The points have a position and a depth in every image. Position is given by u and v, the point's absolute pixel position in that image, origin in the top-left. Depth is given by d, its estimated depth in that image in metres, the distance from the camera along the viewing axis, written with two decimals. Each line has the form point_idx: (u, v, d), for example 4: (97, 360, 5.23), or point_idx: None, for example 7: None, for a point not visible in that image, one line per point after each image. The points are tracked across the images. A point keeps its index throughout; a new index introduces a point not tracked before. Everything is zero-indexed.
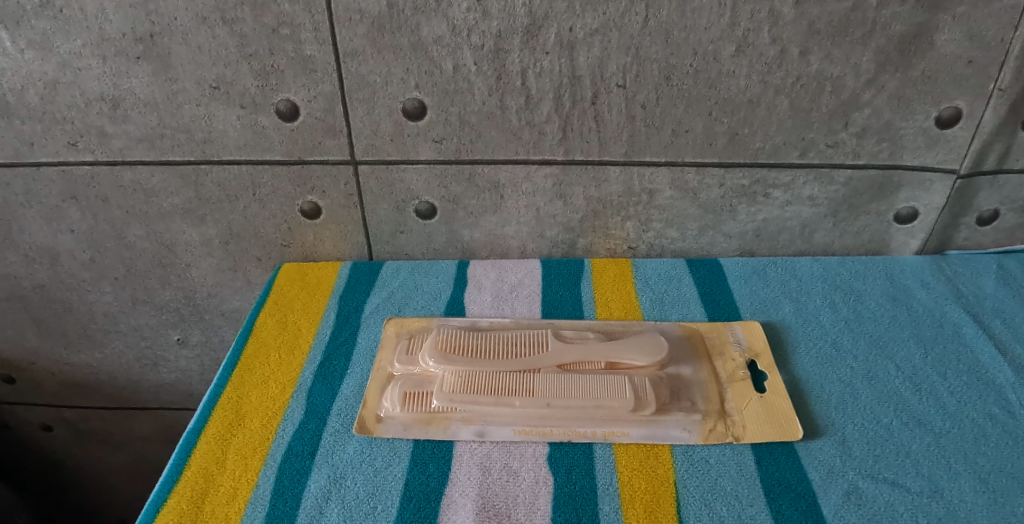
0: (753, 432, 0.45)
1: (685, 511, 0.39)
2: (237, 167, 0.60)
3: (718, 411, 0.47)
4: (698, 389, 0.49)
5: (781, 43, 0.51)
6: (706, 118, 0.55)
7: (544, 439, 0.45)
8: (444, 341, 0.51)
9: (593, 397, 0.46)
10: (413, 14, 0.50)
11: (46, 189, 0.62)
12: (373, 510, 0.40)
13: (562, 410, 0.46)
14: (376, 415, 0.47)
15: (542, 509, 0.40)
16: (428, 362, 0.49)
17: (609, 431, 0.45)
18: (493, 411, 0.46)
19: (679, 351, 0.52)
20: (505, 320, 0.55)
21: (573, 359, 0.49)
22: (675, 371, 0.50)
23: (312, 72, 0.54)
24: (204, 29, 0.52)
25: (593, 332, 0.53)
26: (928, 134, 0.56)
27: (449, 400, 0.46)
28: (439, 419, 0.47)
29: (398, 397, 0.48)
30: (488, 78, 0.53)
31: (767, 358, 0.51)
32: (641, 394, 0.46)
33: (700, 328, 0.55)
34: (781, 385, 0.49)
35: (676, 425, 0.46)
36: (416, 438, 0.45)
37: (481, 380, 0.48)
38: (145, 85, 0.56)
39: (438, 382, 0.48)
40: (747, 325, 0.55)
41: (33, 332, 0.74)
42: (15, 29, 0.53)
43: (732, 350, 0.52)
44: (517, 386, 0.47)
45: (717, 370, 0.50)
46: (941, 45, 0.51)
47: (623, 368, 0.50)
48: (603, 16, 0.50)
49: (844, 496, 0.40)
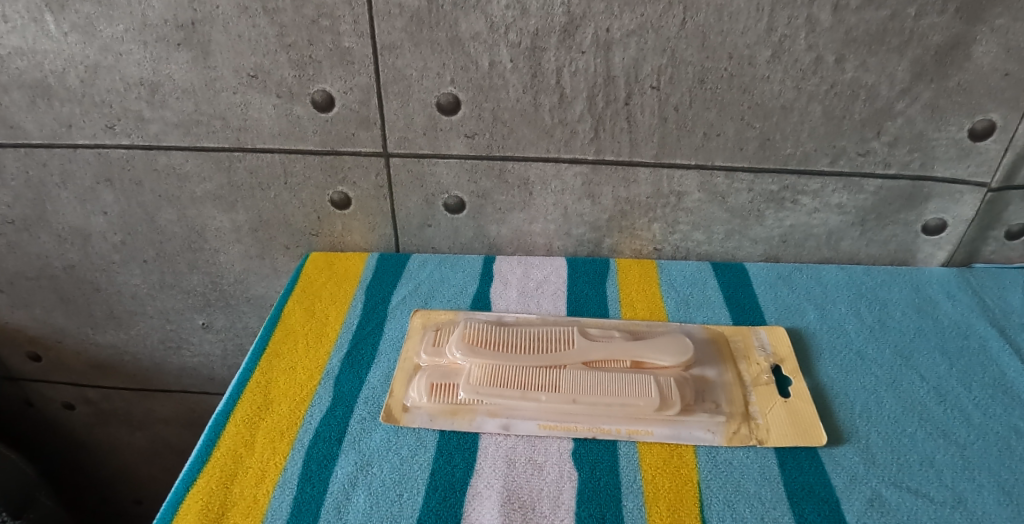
0: (777, 435, 0.45)
1: (709, 511, 0.40)
2: (271, 155, 0.61)
3: (742, 414, 0.47)
4: (722, 391, 0.49)
5: (817, 49, 0.51)
6: (738, 122, 0.55)
7: (569, 434, 0.45)
8: (471, 333, 0.51)
9: (620, 395, 0.46)
10: (452, 9, 0.51)
11: (82, 170, 0.64)
12: (399, 497, 0.41)
13: (588, 406, 0.46)
14: (403, 404, 0.48)
15: (567, 503, 0.40)
16: (455, 354, 0.50)
17: (633, 429, 0.45)
18: (518, 405, 0.47)
19: (703, 353, 0.52)
20: (531, 316, 0.56)
21: (600, 357, 0.50)
22: (700, 372, 0.50)
23: (349, 64, 0.55)
24: (245, 18, 0.53)
25: (618, 331, 0.53)
26: (960, 146, 0.56)
27: (476, 392, 0.46)
28: (465, 412, 0.47)
29: (424, 388, 0.48)
30: (523, 76, 0.54)
31: (791, 364, 0.51)
32: (666, 394, 0.47)
33: (724, 331, 0.55)
34: (805, 390, 0.49)
35: (700, 426, 0.46)
36: (441, 428, 0.46)
37: (507, 374, 0.48)
38: (183, 71, 0.56)
39: (464, 374, 0.48)
40: (772, 330, 0.55)
41: (62, 311, 0.76)
42: (60, 12, 0.54)
43: (757, 354, 0.52)
44: (543, 381, 0.47)
45: (742, 374, 0.51)
46: (978, 57, 0.51)
47: (648, 368, 0.50)
48: (640, 18, 0.50)
49: (867, 503, 0.40)
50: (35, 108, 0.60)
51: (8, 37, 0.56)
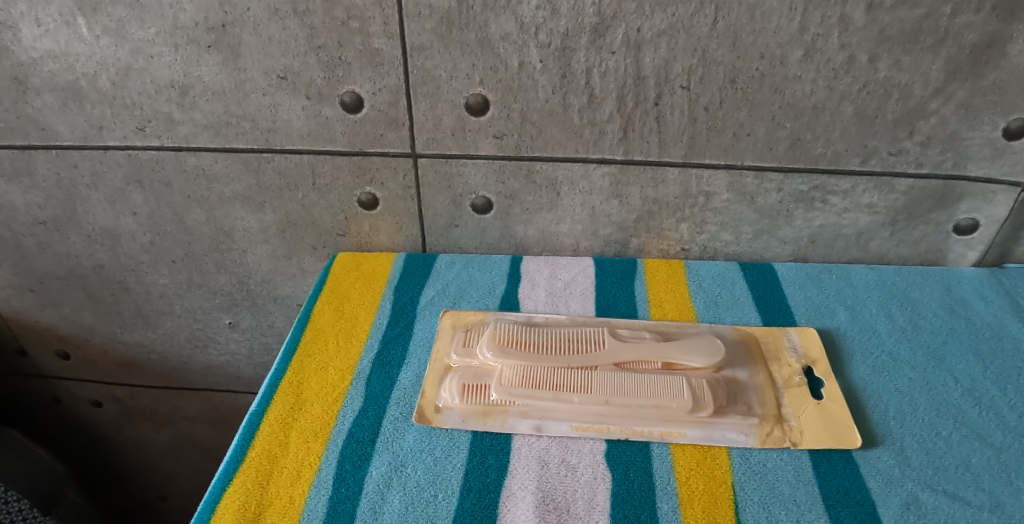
0: (810, 438, 0.45)
1: (744, 513, 0.39)
2: (300, 157, 0.61)
3: (774, 416, 0.47)
4: (754, 393, 0.49)
5: (849, 49, 0.51)
6: (768, 122, 0.55)
7: (601, 435, 0.45)
8: (502, 334, 0.51)
9: (652, 397, 0.46)
10: (482, 11, 0.51)
11: (113, 172, 0.64)
12: (434, 498, 0.41)
13: (620, 408, 0.46)
14: (435, 405, 0.48)
15: (601, 505, 0.40)
16: (486, 355, 0.50)
17: (666, 431, 0.45)
18: (550, 407, 0.47)
19: (734, 355, 0.52)
20: (560, 316, 0.56)
21: (631, 359, 0.49)
22: (731, 374, 0.50)
23: (379, 65, 0.55)
24: (275, 20, 0.53)
25: (648, 332, 0.53)
26: (994, 145, 0.55)
27: (508, 394, 0.47)
28: (497, 413, 0.47)
29: (456, 389, 0.48)
30: (552, 76, 0.54)
31: (824, 366, 0.51)
32: (699, 395, 0.46)
33: (754, 331, 0.55)
34: (837, 392, 0.49)
35: (733, 428, 0.46)
36: (474, 430, 0.46)
37: (538, 376, 0.48)
38: (214, 73, 0.57)
39: (496, 375, 0.48)
40: (803, 331, 0.54)
41: (90, 310, 0.77)
42: (92, 16, 0.55)
43: (789, 356, 0.52)
44: (575, 382, 0.47)
45: (774, 376, 0.50)
46: (1014, 56, 0.50)
47: (679, 369, 0.50)
48: (671, 18, 0.50)
49: (904, 506, 0.40)
50: (67, 110, 0.61)
51: (41, 40, 0.56)
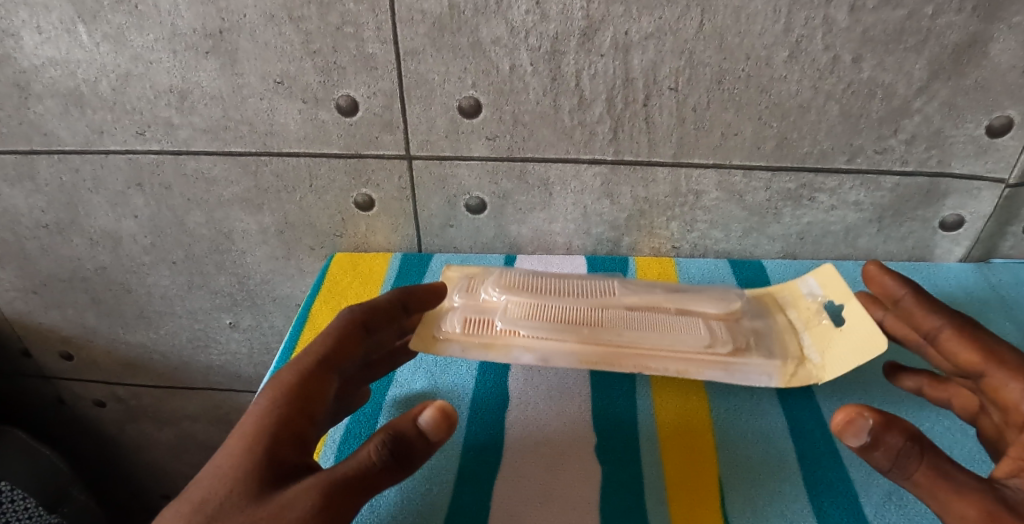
0: (835, 367, 0.45)
1: (730, 504, 0.40)
2: (296, 159, 0.62)
3: (797, 356, 0.47)
4: (775, 337, 0.49)
5: (833, 50, 0.52)
6: (755, 122, 0.56)
7: (612, 367, 0.45)
8: (507, 277, 0.53)
9: (669, 333, 0.46)
10: (473, 15, 0.52)
11: (113, 175, 0.65)
12: (429, 491, 0.42)
13: (632, 341, 0.46)
14: (435, 332, 0.47)
15: (592, 497, 0.41)
16: (492, 294, 0.50)
17: (683, 368, 0.45)
18: (559, 341, 0.46)
19: (751, 306, 0.52)
20: (560, 274, 0.58)
21: (642, 301, 0.51)
22: (750, 323, 0.50)
23: (373, 69, 0.56)
24: (271, 27, 0.54)
25: (660, 285, 0.54)
26: (978, 143, 0.56)
27: (515, 323, 0.47)
28: (502, 343, 0.46)
29: (458, 319, 0.48)
30: (543, 79, 0.55)
31: (840, 292, 0.50)
32: (716, 335, 0.47)
33: (770, 288, 0.55)
34: (857, 307, 0.47)
35: (754, 365, 0.46)
36: (476, 357, 0.45)
37: (546, 309, 0.49)
38: (212, 78, 0.58)
39: (502, 307, 0.49)
40: (822, 271, 0.53)
41: (93, 312, 0.78)
42: (92, 23, 0.56)
43: (806, 300, 0.52)
44: (584, 315, 0.48)
45: (794, 320, 0.51)
46: (995, 55, 0.51)
47: (696, 313, 0.50)
48: (658, 21, 0.51)
49: (886, 496, 0.41)
50: (69, 116, 0.62)
51: (43, 47, 0.58)
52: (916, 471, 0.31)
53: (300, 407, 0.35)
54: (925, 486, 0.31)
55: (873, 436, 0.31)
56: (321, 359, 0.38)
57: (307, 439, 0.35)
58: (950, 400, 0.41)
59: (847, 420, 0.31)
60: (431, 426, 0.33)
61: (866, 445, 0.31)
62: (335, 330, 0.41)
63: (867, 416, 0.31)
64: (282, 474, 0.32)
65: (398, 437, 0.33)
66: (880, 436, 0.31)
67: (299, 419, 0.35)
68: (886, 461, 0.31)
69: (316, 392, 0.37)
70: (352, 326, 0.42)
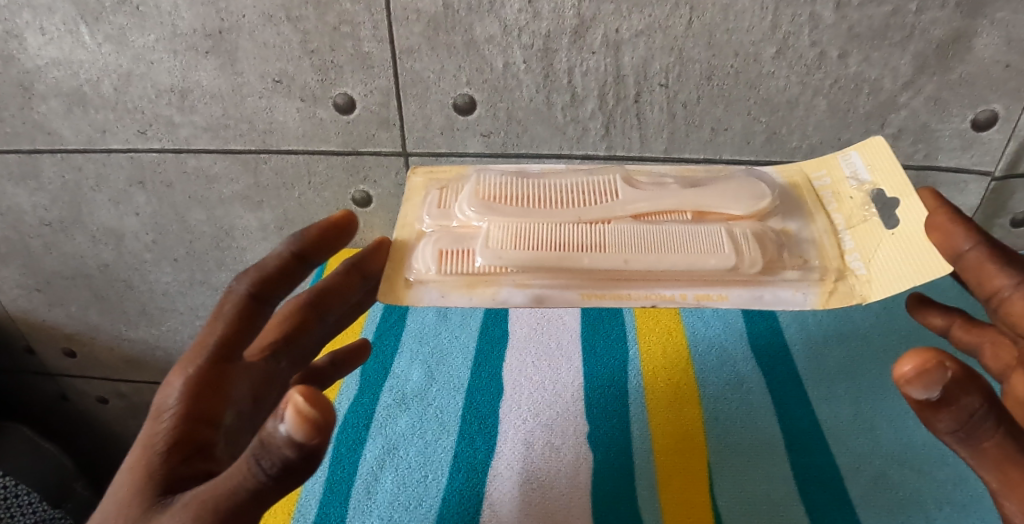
0: (882, 286, 0.37)
1: (719, 488, 0.41)
2: (295, 157, 0.63)
3: (837, 268, 0.40)
4: (810, 246, 0.42)
5: (820, 45, 0.53)
6: (745, 117, 0.57)
7: (619, 304, 0.37)
8: (485, 190, 0.44)
9: (685, 255, 0.39)
10: (467, 14, 0.53)
11: (116, 174, 0.67)
12: (425, 478, 0.43)
13: (643, 268, 0.38)
14: (407, 277, 0.40)
15: (583, 483, 0.42)
16: (468, 214, 0.42)
17: (702, 294, 0.38)
18: (552, 274, 0.39)
19: (785, 207, 0.45)
20: (558, 169, 0.49)
21: (654, 208, 0.43)
22: (780, 224, 0.43)
23: (370, 68, 0.57)
24: (270, 26, 0.56)
25: (673, 180, 0.46)
26: (963, 136, 0.57)
27: (500, 258, 0.39)
28: (485, 285, 0.39)
29: (432, 257, 0.40)
30: (536, 76, 0.56)
31: (892, 179, 0.41)
32: (740, 249, 0.39)
33: (806, 172, 0.47)
34: (915, 204, 0.38)
35: (787, 287, 0.39)
36: (455, 303, 0.38)
37: (535, 235, 0.40)
38: (212, 77, 0.59)
39: (482, 237, 0.40)
40: (868, 144, 0.44)
41: (96, 309, 0.79)
42: (94, 24, 0.57)
43: (848, 188, 0.44)
44: (583, 241, 0.39)
45: (836, 218, 0.43)
46: (979, 50, 0.52)
47: (714, 218, 0.43)
48: (648, 18, 0.52)
49: (871, 481, 0.42)
50: (72, 115, 0.63)
51: (47, 48, 0.59)
52: (986, 440, 0.23)
53: (186, 411, 0.25)
54: (982, 461, 0.24)
55: (945, 395, 0.21)
56: (211, 353, 0.27)
57: (206, 444, 0.26)
58: (981, 347, 0.37)
59: (922, 372, 0.21)
60: (295, 431, 0.19)
61: (923, 404, 0.22)
62: (225, 318, 0.28)
63: (948, 367, 0.21)
64: (162, 492, 0.23)
65: (269, 449, 0.20)
66: (953, 397, 0.21)
67: (185, 427, 0.25)
68: (950, 425, 0.23)
69: (214, 390, 0.27)
70: (243, 315, 0.28)
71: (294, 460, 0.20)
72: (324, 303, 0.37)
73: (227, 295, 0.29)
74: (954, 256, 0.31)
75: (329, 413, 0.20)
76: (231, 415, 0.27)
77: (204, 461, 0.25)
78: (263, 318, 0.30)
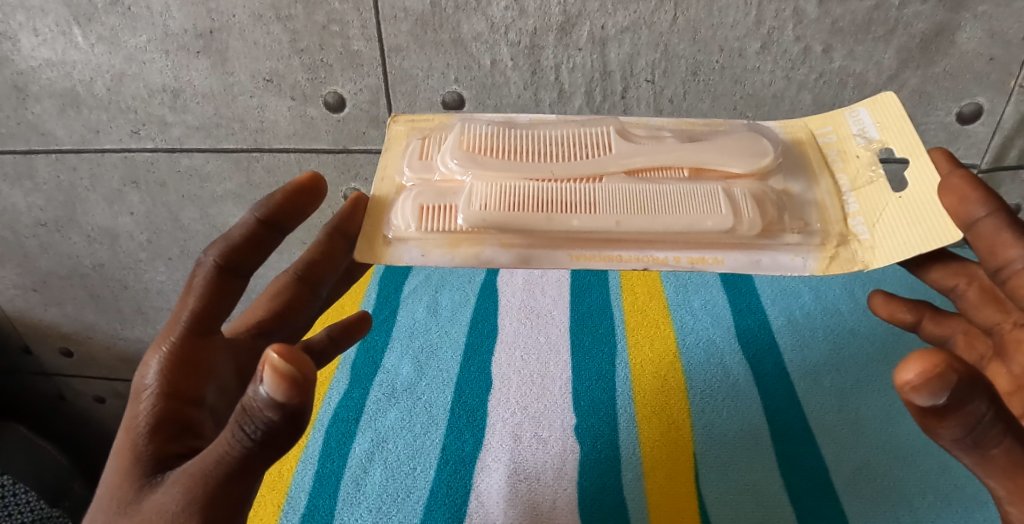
0: (886, 252, 0.34)
1: (704, 479, 0.42)
2: (287, 155, 0.64)
3: (840, 231, 0.36)
4: (813, 206, 0.38)
5: (805, 40, 0.53)
6: (731, 112, 0.58)
7: (610, 267, 0.34)
8: (470, 141, 0.39)
9: (681, 217, 0.35)
10: (454, 12, 0.54)
11: (110, 174, 0.67)
12: (413, 470, 0.44)
13: (637, 230, 0.34)
14: (385, 235, 0.36)
15: (569, 474, 0.43)
16: (451, 167, 0.38)
17: (696, 258, 0.35)
18: (543, 232, 0.35)
19: (788, 164, 0.40)
20: (548, 117, 0.43)
21: (650, 164, 0.38)
22: (782, 184, 0.39)
23: (359, 66, 0.58)
24: (259, 26, 0.56)
25: (669, 133, 0.41)
26: (949, 129, 0.57)
27: (482, 218, 0.35)
28: (469, 244, 0.35)
29: (412, 212, 0.36)
30: (523, 73, 0.56)
31: (903, 139, 0.38)
32: (737, 210, 0.35)
33: (810, 128, 0.42)
34: (925, 170, 0.35)
35: (787, 250, 0.36)
36: (437, 264, 0.35)
37: (523, 192, 0.36)
38: (203, 77, 0.60)
39: (466, 193, 0.36)
40: (879, 100, 0.40)
41: (92, 308, 0.80)
42: (87, 25, 0.58)
43: (854, 146, 0.40)
44: (576, 199, 0.36)
45: (840, 178, 0.39)
46: (963, 43, 0.53)
47: (712, 176, 0.39)
48: (633, 15, 0.53)
49: (855, 470, 0.41)
50: (65, 116, 0.64)
51: (40, 49, 0.59)
52: (994, 445, 0.21)
53: (166, 388, 0.25)
54: (983, 466, 0.22)
55: (950, 402, 0.19)
56: (184, 329, 0.27)
57: (192, 421, 0.26)
58: (953, 336, 0.39)
59: (930, 379, 0.19)
60: (273, 392, 0.19)
61: (928, 412, 0.20)
62: (197, 293, 0.27)
63: (957, 369, 0.19)
64: (151, 473, 0.24)
65: (250, 415, 0.20)
66: (961, 403, 0.20)
67: (166, 405, 0.25)
68: (955, 432, 0.21)
69: (192, 366, 0.27)
70: (214, 290, 0.28)
71: (278, 421, 0.20)
72: (313, 277, 0.36)
73: (198, 268, 0.28)
74: (963, 225, 0.29)
75: (305, 370, 0.20)
76: (213, 392, 0.27)
77: (195, 437, 0.25)
78: (235, 290, 0.29)
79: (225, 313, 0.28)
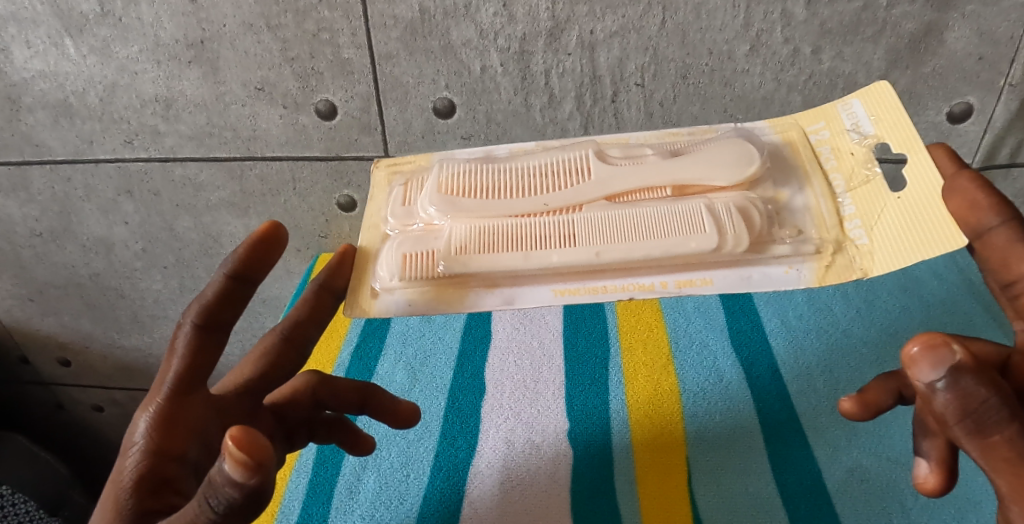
0: (886, 259, 0.34)
1: (697, 483, 0.42)
2: (279, 163, 0.64)
3: (835, 239, 0.36)
4: (803, 214, 0.38)
5: (793, 42, 0.53)
6: (721, 115, 0.58)
7: (595, 299, 0.35)
8: (448, 182, 0.40)
9: (663, 240, 0.35)
10: (443, 19, 0.54)
11: (104, 184, 0.67)
12: (406, 478, 0.44)
13: (618, 258, 0.35)
14: (371, 288, 0.37)
15: (562, 480, 0.43)
16: (431, 212, 0.39)
17: (683, 281, 0.35)
18: (522, 273, 0.35)
19: (775, 174, 0.40)
20: (528, 148, 0.44)
21: (630, 187, 0.38)
22: (772, 191, 0.39)
23: (349, 74, 0.58)
24: (250, 35, 0.56)
25: (650, 150, 0.41)
26: (939, 129, 0.57)
27: (461, 265, 0.35)
28: (453, 291, 0.36)
29: (397, 262, 0.37)
30: (513, 79, 0.57)
31: (898, 132, 0.37)
32: (723, 228, 0.35)
33: (801, 126, 0.43)
34: (925, 166, 0.34)
35: (778, 265, 0.36)
36: (420, 313, 0.36)
37: (499, 233, 0.37)
38: (195, 86, 0.60)
39: (446, 238, 0.37)
40: (871, 92, 0.40)
41: (88, 317, 0.80)
42: (78, 36, 0.58)
43: (849, 143, 0.40)
44: (551, 234, 0.36)
45: (833, 178, 0.39)
46: (951, 43, 0.53)
47: (696, 192, 0.39)
48: (621, 19, 0.53)
49: (848, 472, 0.41)
50: (59, 127, 0.64)
51: (32, 61, 0.60)
52: (996, 432, 0.20)
53: (153, 445, 0.24)
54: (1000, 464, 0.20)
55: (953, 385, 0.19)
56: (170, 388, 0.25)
57: (173, 478, 0.24)
58: None
59: (928, 349, 0.19)
60: (232, 472, 0.18)
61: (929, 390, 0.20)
62: (180, 353, 0.25)
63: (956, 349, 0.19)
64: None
65: (214, 487, 0.19)
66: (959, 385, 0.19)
67: (151, 461, 0.24)
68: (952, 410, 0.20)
69: (181, 426, 0.25)
70: (197, 350, 0.26)
71: (238, 500, 0.19)
72: (299, 335, 0.32)
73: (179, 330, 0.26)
74: (973, 233, 0.27)
75: (263, 450, 0.19)
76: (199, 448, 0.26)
77: (175, 495, 0.24)
78: (218, 347, 0.26)
79: (212, 370, 0.26)
